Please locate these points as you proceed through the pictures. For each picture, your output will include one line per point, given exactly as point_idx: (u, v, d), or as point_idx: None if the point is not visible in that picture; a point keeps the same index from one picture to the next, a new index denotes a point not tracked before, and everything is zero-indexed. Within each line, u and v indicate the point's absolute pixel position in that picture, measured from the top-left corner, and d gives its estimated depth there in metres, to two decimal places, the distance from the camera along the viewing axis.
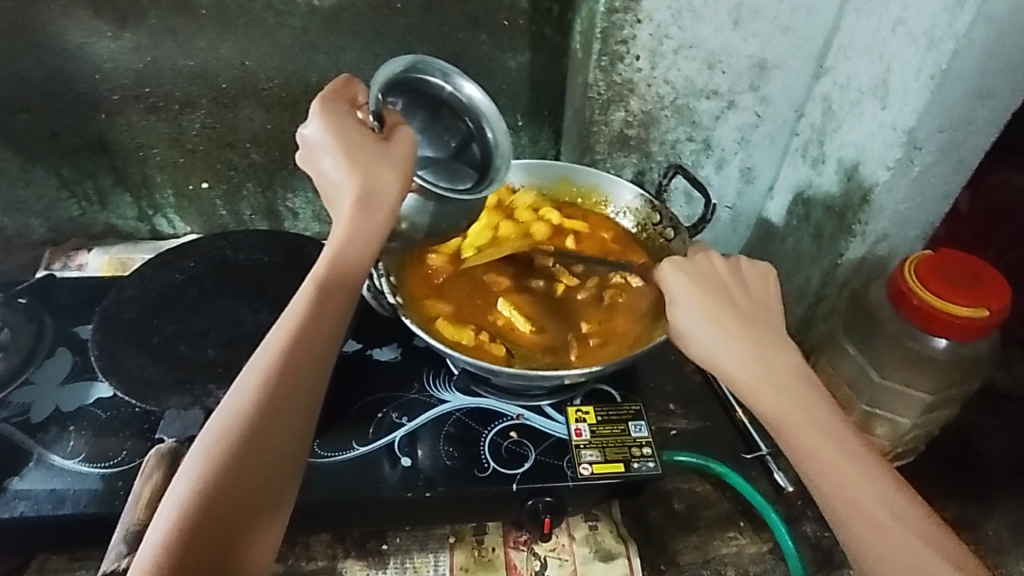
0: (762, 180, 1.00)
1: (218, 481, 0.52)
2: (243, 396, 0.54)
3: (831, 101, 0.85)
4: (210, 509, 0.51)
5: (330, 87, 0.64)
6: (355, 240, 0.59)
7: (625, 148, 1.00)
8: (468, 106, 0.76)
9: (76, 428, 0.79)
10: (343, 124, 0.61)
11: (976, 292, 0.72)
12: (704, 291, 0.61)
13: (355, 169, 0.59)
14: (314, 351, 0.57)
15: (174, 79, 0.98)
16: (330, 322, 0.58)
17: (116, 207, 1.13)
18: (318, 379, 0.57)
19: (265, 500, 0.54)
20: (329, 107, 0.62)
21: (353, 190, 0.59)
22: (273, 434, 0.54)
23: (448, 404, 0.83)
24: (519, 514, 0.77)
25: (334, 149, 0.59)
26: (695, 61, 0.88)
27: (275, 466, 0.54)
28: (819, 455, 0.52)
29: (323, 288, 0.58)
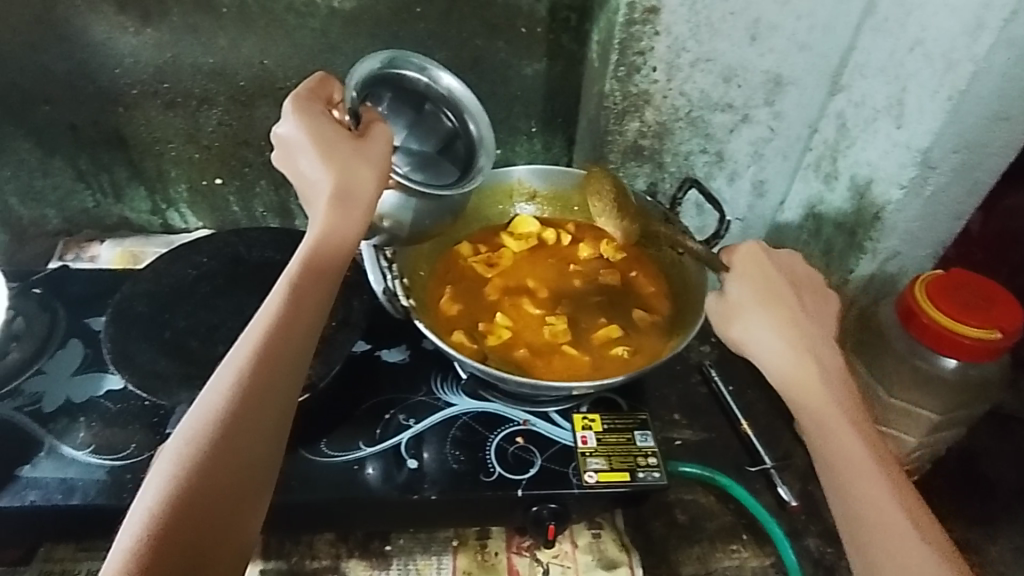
0: (774, 193, 1.00)
1: (194, 482, 0.51)
2: (218, 395, 0.54)
3: (844, 118, 0.86)
4: (185, 511, 0.50)
5: (304, 87, 0.64)
6: (330, 237, 0.60)
7: (639, 157, 0.99)
8: (447, 99, 0.76)
9: (87, 419, 0.79)
10: (317, 122, 0.62)
11: (988, 314, 0.72)
12: (759, 275, 0.65)
13: (333, 165, 0.60)
14: (291, 348, 0.57)
15: (194, 76, 0.99)
16: (308, 319, 0.58)
17: (130, 200, 1.14)
18: (293, 377, 0.57)
19: (240, 500, 0.54)
20: (305, 105, 0.63)
21: (332, 186, 0.60)
22: (248, 433, 0.54)
23: (455, 408, 0.83)
24: (523, 519, 0.77)
25: (312, 147, 0.61)
26: (710, 75, 0.89)
27: (250, 464, 0.54)
28: (832, 432, 0.56)
29: (300, 285, 0.58)
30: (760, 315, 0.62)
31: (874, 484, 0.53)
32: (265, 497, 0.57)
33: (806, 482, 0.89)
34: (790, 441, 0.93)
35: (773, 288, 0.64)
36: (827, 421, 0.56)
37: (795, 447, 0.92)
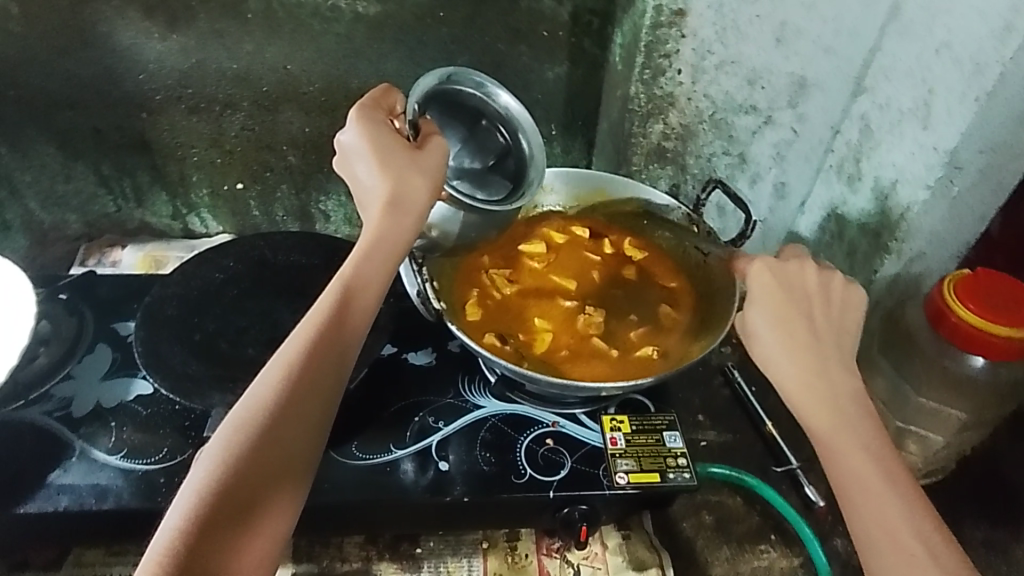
0: (795, 195, 0.97)
1: (237, 469, 0.52)
2: (266, 387, 0.55)
3: (868, 120, 0.83)
4: (226, 495, 0.51)
5: (368, 97, 0.65)
6: (380, 244, 0.60)
7: (662, 159, 1.07)
8: (504, 117, 0.76)
9: (118, 423, 0.80)
10: (377, 130, 0.63)
11: (1018, 314, 0.72)
12: (772, 292, 0.61)
13: (387, 173, 0.61)
14: (337, 347, 0.57)
15: (218, 81, 1.00)
16: (355, 320, 0.59)
17: (152, 205, 1.15)
18: (339, 376, 0.57)
19: (280, 493, 0.53)
20: (367, 113, 0.64)
21: (385, 194, 0.61)
22: (292, 427, 0.54)
23: (483, 410, 0.84)
24: (554, 520, 0.78)
25: (369, 154, 0.61)
26: (735, 77, 0.93)
27: (290, 457, 0.54)
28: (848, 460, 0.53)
29: (351, 287, 0.59)
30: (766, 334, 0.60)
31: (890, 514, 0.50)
32: (304, 498, 0.56)
33: (832, 484, 0.90)
34: None
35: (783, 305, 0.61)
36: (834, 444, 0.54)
37: None
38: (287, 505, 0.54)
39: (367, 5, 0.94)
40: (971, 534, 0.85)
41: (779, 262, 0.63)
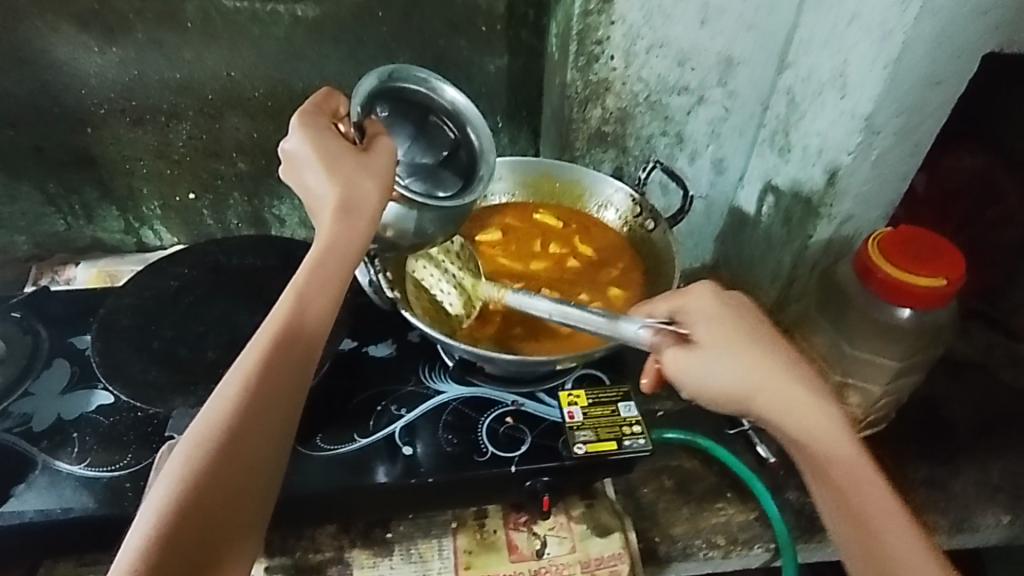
0: (732, 170, 1.05)
1: (198, 483, 0.53)
2: (224, 401, 0.55)
3: (793, 93, 0.91)
4: (191, 506, 0.52)
5: (310, 103, 0.68)
6: (333, 249, 0.62)
7: (603, 143, 0.99)
8: (452, 111, 0.79)
9: (80, 434, 0.80)
10: (322, 137, 0.65)
11: (935, 265, 0.77)
12: (716, 326, 0.64)
13: (336, 178, 0.63)
14: (293, 353, 0.59)
15: (160, 91, 1.00)
16: (312, 327, 0.60)
17: (102, 220, 1.14)
18: (298, 384, 0.58)
19: (245, 501, 0.55)
20: (312, 121, 0.67)
21: (337, 198, 0.63)
22: (253, 437, 0.55)
23: (445, 394, 0.86)
24: (519, 494, 0.80)
25: (316, 161, 0.64)
26: (666, 59, 0.91)
27: (252, 469, 0.55)
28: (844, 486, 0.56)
29: (304, 295, 0.61)
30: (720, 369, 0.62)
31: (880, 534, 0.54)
32: (268, 508, 0.57)
33: (783, 440, 0.94)
34: None
35: (724, 340, 0.63)
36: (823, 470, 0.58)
37: None
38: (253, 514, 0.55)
39: (305, 8, 0.95)
40: (912, 475, 0.90)
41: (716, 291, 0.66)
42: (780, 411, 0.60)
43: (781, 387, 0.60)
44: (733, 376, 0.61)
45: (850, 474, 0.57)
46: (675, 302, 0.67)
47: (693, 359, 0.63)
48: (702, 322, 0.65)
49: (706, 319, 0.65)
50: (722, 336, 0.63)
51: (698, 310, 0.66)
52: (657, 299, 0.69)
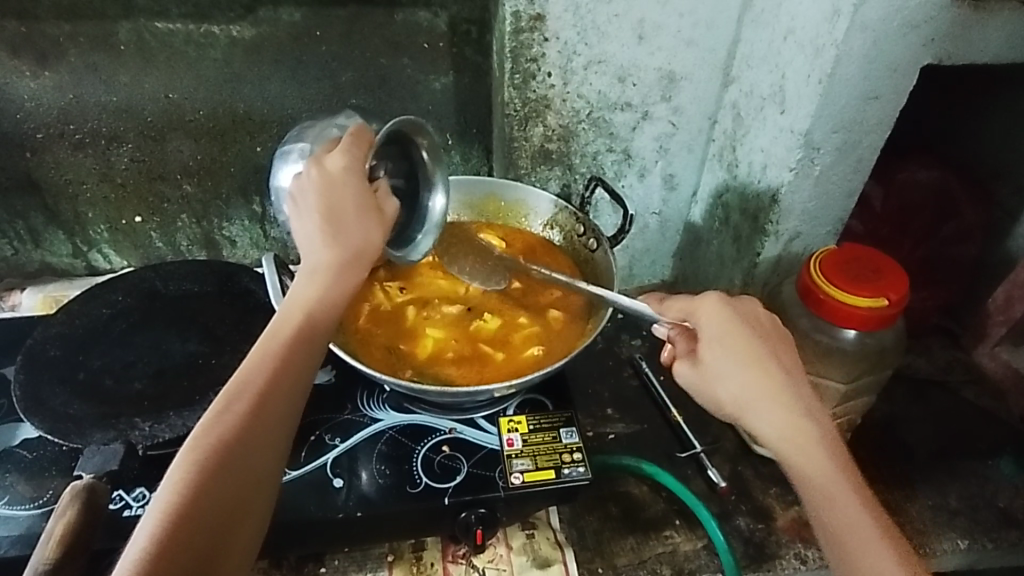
0: (684, 186, 1.03)
1: (200, 495, 0.50)
2: (226, 412, 0.53)
3: (738, 108, 0.90)
4: (194, 521, 0.49)
5: (351, 139, 0.64)
6: (339, 281, 0.60)
7: (548, 161, 0.98)
8: (426, 183, 0.82)
9: (1, 470, 0.77)
10: (354, 185, 0.63)
11: (877, 284, 0.75)
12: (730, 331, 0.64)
13: (358, 228, 0.62)
14: (294, 366, 0.57)
15: (99, 115, 0.99)
16: (318, 341, 0.59)
17: (50, 244, 1.11)
18: (297, 399, 0.56)
19: (247, 518, 0.52)
20: (360, 153, 0.64)
21: (349, 242, 0.61)
22: (256, 451, 0.53)
23: (382, 422, 0.84)
24: (452, 528, 0.78)
25: (343, 209, 0.61)
26: (605, 76, 0.89)
27: (254, 483, 0.52)
28: (827, 483, 0.57)
29: (315, 310, 0.59)
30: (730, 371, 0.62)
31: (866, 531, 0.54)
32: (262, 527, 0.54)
33: (735, 463, 0.92)
34: (719, 425, 0.96)
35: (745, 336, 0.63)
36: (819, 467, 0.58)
37: (723, 431, 0.96)
38: (251, 532, 0.52)
39: (241, 28, 0.94)
40: None
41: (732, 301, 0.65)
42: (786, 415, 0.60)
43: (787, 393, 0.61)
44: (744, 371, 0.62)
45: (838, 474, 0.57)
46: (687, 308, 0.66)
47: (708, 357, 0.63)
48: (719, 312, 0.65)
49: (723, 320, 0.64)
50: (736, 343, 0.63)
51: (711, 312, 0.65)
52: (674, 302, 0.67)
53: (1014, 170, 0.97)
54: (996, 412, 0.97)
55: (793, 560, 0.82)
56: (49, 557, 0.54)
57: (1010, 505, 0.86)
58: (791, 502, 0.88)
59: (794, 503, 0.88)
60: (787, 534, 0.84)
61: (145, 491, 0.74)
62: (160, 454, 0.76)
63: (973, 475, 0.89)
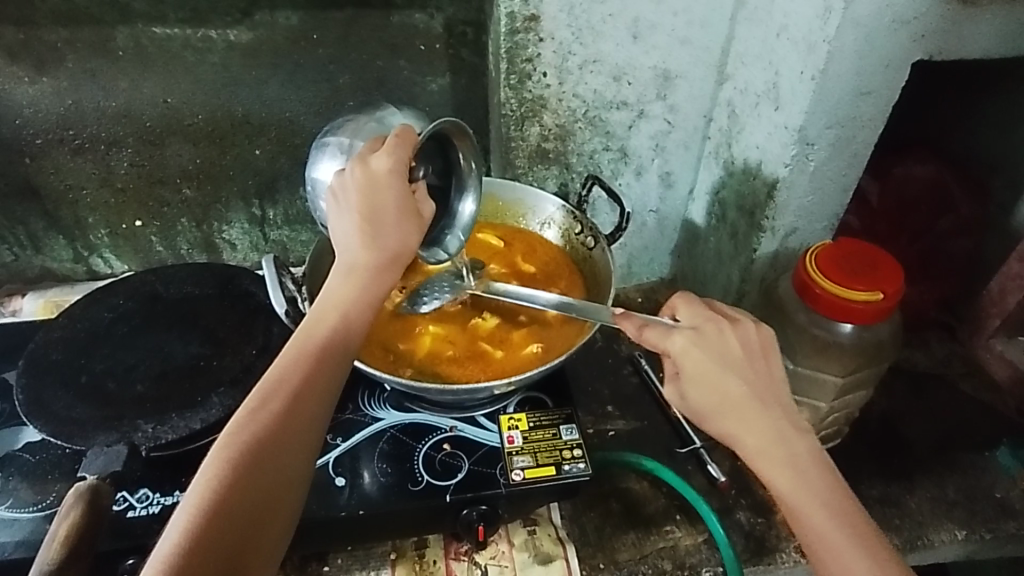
0: (681, 184, 1.04)
1: (231, 491, 0.50)
2: (258, 409, 0.54)
3: (734, 106, 0.91)
4: (225, 517, 0.49)
5: (395, 137, 0.63)
6: (373, 283, 0.62)
7: (545, 160, 0.98)
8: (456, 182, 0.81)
9: (5, 474, 0.78)
10: (398, 186, 0.63)
11: (873, 278, 0.75)
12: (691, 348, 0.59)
13: (395, 229, 0.63)
14: (326, 366, 0.57)
15: (99, 120, 0.99)
16: (351, 339, 0.60)
17: (50, 249, 1.12)
18: (329, 399, 0.57)
19: (276, 516, 0.52)
20: (405, 153, 0.63)
21: (387, 244, 0.62)
22: (287, 449, 0.53)
23: (383, 421, 0.84)
24: (454, 525, 0.78)
25: (382, 211, 0.62)
26: (600, 75, 0.90)
27: (284, 481, 0.53)
28: (799, 506, 0.54)
29: (348, 309, 0.60)
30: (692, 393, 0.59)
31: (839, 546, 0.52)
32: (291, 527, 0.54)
33: (735, 458, 0.93)
34: None
35: (710, 358, 0.59)
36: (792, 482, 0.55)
37: None
38: (281, 533, 0.52)
39: (238, 33, 0.95)
40: (866, 492, 0.87)
41: (700, 311, 0.61)
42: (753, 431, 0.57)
43: (756, 417, 0.57)
44: (711, 397, 0.58)
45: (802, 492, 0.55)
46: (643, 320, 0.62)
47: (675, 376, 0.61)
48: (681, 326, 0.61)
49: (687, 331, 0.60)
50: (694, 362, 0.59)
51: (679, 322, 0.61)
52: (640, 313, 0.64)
53: (1008, 164, 0.98)
54: (994, 405, 0.98)
55: (793, 553, 0.82)
56: (55, 557, 0.55)
57: (1008, 497, 0.87)
58: None
59: None
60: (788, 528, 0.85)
61: (148, 493, 0.74)
62: (161, 457, 0.77)
63: (971, 467, 0.90)
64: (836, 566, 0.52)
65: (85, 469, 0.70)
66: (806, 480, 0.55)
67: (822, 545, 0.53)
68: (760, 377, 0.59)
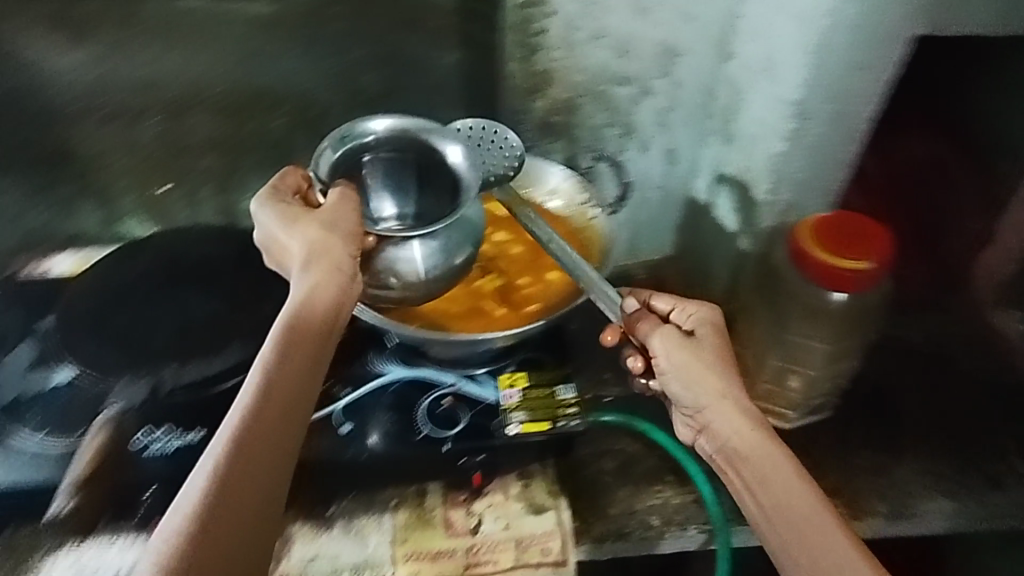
0: (685, 161, 1.06)
1: (212, 496, 0.53)
2: (236, 414, 0.57)
3: (734, 82, 0.93)
4: (210, 515, 0.52)
5: (272, 183, 0.74)
6: (310, 275, 0.66)
7: (550, 133, 1.02)
8: (397, 137, 0.83)
9: (39, 411, 0.84)
10: (286, 207, 0.71)
11: (865, 246, 0.78)
12: (701, 341, 0.69)
13: (304, 229, 0.68)
14: (298, 367, 0.61)
15: (127, 88, 1.05)
16: (315, 340, 0.64)
17: (79, 215, 1.14)
18: (305, 396, 0.61)
19: (262, 516, 0.55)
20: (279, 189, 0.73)
21: (300, 246, 0.67)
22: (267, 451, 0.56)
23: (388, 375, 0.89)
24: (456, 469, 0.83)
25: (284, 228, 0.69)
26: (605, 49, 0.93)
27: (264, 481, 0.55)
28: (781, 491, 0.59)
29: (302, 312, 0.64)
30: (688, 367, 0.68)
31: (826, 530, 0.56)
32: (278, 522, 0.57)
33: None
34: None
35: (711, 347, 0.69)
36: (774, 472, 0.61)
37: None
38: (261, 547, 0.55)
39: (259, 6, 1.00)
40: (857, 461, 0.89)
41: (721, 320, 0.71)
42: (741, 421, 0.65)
43: (730, 404, 0.66)
44: (702, 380, 0.67)
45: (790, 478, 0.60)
46: (677, 303, 0.73)
47: (673, 343, 0.69)
48: (684, 318, 0.72)
49: (704, 324, 0.71)
50: (704, 353, 0.68)
51: (698, 313, 0.71)
52: (659, 297, 0.74)
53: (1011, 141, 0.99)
54: (994, 381, 0.98)
55: None
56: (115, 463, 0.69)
57: (996, 468, 0.89)
58: None
59: None
60: None
61: (172, 428, 0.80)
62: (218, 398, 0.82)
63: (961, 437, 0.92)
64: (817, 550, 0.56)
65: (123, 408, 0.80)
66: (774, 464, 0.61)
67: (779, 516, 0.59)
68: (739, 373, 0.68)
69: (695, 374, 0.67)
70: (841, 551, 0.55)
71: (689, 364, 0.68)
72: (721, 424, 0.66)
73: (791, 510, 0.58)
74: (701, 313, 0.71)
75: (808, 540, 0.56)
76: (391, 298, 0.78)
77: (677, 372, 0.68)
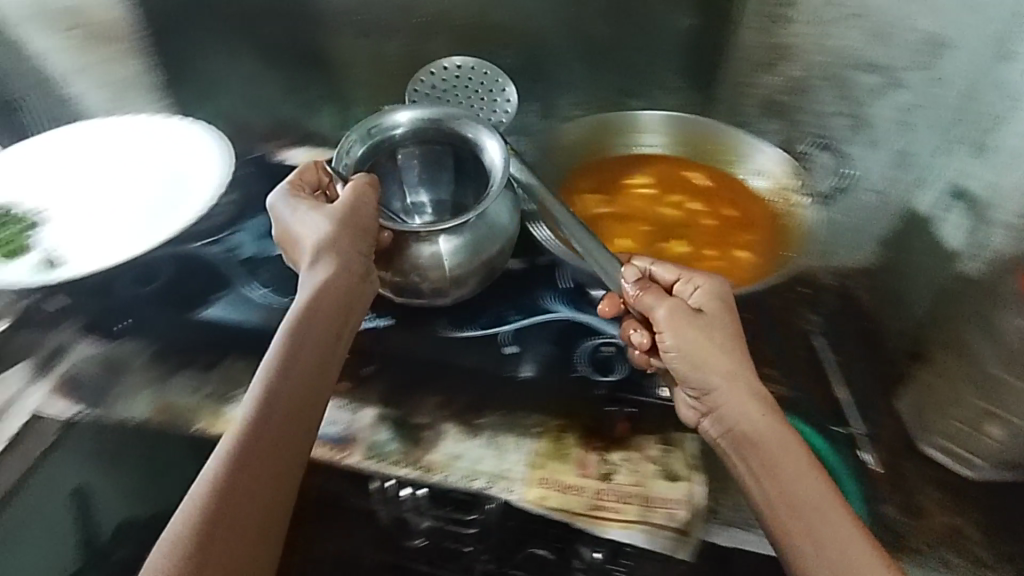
0: (918, 169, 0.98)
1: (241, 450, 0.62)
2: (258, 383, 0.67)
3: (1009, 86, 0.86)
4: (240, 466, 0.61)
5: (293, 178, 0.84)
6: (334, 266, 0.76)
7: (771, 112, 1.10)
8: (412, 127, 0.89)
9: (268, 270, 0.99)
10: (306, 208, 0.80)
11: None
12: (702, 318, 0.72)
13: (330, 225, 0.77)
14: (318, 340, 0.72)
15: (386, 7, 1.17)
16: (329, 316, 0.73)
17: (314, 116, 1.25)
18: (321, 364, 0.71)
19: (290, 464, 0.64)
20: (297, 187, 0.83)
21: (324, 242, 0.77)
22: (292, 406, 0.67)
23: (558, 314, 0.96)
24: (604, 409, 0.88)
25: (307, 223, 0.79)
26: (860, 30, 0.98)
27: (289, 428, 0.65)
28: (779, 470, 0.63)
29: (321, 297, 0.74)
30: (687, 336, 0.71)
31: (827, 513, 0.59)
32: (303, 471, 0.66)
33: None
34: None
35: (718, 323, 0.72)
36: (775, 454, 0.63)
37: (889, 418, 0.85)
38: (287, 491, 0.63)
39: None
40: None
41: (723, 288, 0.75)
42: (735, 399, 0.68)
43: (737, 388, 0.68)
44: (700, 351, 0.70)
45: (794, 461, 0.63)
46: (681, 273, 0.77)
47: (679, 324, 0.72)
48: (696, 299, 0.75)
49: (711, 299, 0.74)
50: (701, 329, 0.71)
51: (704, 287, 0.75)
52: (656, 266, 0.77)
53: None
54: None
55: (936, 559, 0.73)
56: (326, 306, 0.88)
57: None
58: (950, 509, 0.77)
59: (954, 512, 0.77)
60: (935, 535, 0.75)
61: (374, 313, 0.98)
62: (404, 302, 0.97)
63: None
64: (825, 527, 0.58)
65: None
66: (784, 453, 0.63)
67: (785, 505, 0.61)
68: (734, 347, 0.71)
69: (694, 349, 0.71)
70: (848, 542, 0.57)
71: (686, 334, 0.71)
72: (728, 407, 0.68)
73: (787, 487, 0.62)
74: (709, 286, 0.75)
75: (811, 527, 0.59)
76: (429, 286, 0.87)
77: (684, 354, 0.71)
